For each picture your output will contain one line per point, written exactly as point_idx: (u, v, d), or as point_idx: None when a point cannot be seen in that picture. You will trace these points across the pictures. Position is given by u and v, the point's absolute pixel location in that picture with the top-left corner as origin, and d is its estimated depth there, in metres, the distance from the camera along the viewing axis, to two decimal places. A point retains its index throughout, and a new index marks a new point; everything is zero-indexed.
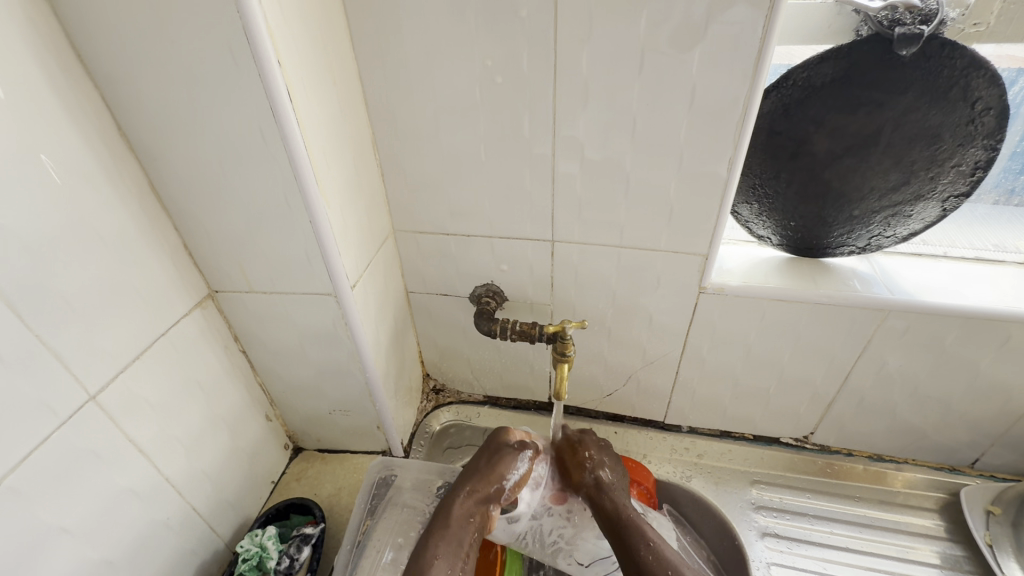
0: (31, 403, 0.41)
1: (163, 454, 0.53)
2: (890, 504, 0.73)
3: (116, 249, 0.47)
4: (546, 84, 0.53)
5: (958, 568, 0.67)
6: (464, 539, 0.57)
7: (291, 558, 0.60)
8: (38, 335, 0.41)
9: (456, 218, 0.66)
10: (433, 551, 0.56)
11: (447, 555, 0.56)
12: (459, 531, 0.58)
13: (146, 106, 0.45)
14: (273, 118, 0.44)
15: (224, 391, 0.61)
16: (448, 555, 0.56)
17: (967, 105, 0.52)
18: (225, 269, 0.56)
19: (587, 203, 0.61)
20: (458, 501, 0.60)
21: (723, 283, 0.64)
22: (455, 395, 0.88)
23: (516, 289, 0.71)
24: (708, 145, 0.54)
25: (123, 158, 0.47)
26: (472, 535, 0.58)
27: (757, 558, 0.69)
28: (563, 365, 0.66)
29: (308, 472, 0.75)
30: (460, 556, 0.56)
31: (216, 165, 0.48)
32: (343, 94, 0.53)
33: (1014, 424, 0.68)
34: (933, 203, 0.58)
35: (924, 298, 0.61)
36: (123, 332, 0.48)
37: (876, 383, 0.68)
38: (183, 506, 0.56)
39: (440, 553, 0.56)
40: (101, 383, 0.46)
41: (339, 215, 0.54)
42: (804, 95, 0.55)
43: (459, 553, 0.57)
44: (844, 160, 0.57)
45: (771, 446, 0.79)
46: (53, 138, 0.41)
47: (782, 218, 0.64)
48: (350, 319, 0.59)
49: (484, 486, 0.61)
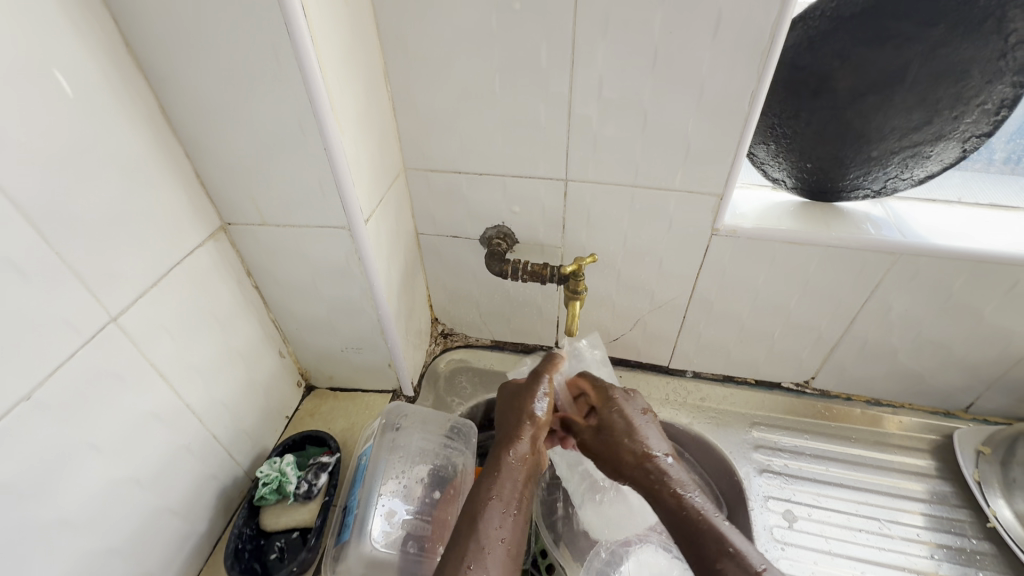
0: (60, 322, 0.41)
1: (182, 381, 0.54)
2: (884, 445, 0.76)
3: (128, 170, 0.46)
4: (566, 11, 0.51)
5: (946, 503, 0.70)
6: (518, 483, 0.53)
7: (309, 484, 0.61)
8: (59, 255, 0.41)
9: (469, 156, 0.65)
10: (486, 496, 0.51)
11: (504, 500, 0.51)
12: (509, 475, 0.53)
13: (154, 20, 0.43)
14: (286, 35, 0.43)
15: (238, 326, 0.62)
16: (502, 499, 0.51)
17: (1000, 38, 0.50)
18: (238, 200, 0.56)
19: (603, 141, 0.60)
20: (505, 449, 0.55)
21: (736, 225, 0.64)
22: (463, 339, 0.90)
23: (527, 230, 0.71)
24: (730, 78, 0.52)
25: (134, 80, 0.46)
26: (523, 477, 0.54)
27: (755, 492, 0.71)
28: (575, 303, 0.68)
29: (321, 408, 0.77)
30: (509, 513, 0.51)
31: (229, 88, 0.47)
32: (354, 14, 0.51)
33: (1011, 367, 0.69)
34: (954, 144, 0.58)
35: (933, 240, 0.61)
36: (139, 257, 0.48)
37: (881, 328, 0.70)
38: (204, 433, 0.58)
39: (495, 497, 0.51)
40: (122, 307, 0.47)
41: (352, 145, 0.53)
42: (832, 26, 0.54)
43: (514, 494, 0.52)
44: (866, 97, 0.56)
45: (773, 390, 0.81)
46: (64, 53, 0.39)
47: (798, 159, 0.63)
48: (362, 253, 0.59)
49: (511, 426, 0.57)
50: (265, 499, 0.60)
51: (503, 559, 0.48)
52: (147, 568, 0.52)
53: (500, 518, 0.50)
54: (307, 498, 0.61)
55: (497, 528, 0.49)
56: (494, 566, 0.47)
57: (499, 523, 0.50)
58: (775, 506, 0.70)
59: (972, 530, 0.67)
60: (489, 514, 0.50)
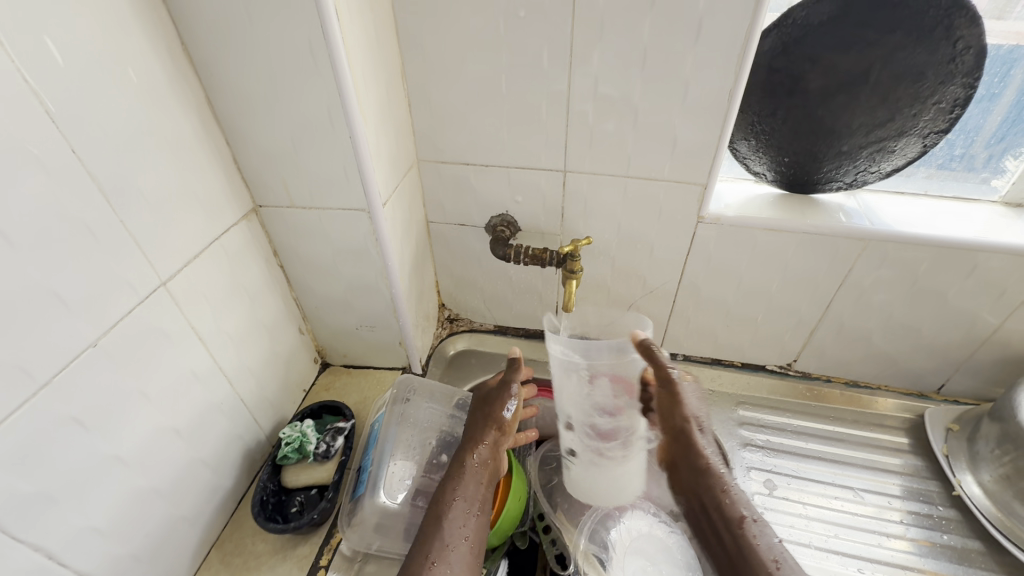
0: (121, 281, 0.47)
1: (217, 345, 0.60)
2: (861, 423, 0.81)
3: (178, 153, 0.52)
4: (565, 17, 0.58)
5: (917, 475, 0.75)
6: (479, 485, 0.60)
7: (328, 445, 0.67)
8: (123, 223, 0.47)
9: (476, 148, 0.71)
10: (450, 498, 0.58)
11: (467, 501, 0.57)
12: (472, 479, 0.60)
13: (207, 21, 0.50)
14: (321, 35, 0.49)
15: (265, 300, 0.68)
16: (466, 500, 0.58)
17: (950, 44, 0.56)
18: (269, 183, 0.62)
19: (598, 134, 0.66)
20: (466, 455, 0.62)
21: (720, 214, 0.70)
22: (468, 324, 0.95)
23: (529, 218, 0.77)
24: (711, 78, 0.59)
25: (185, 73, 0.53)
26: (484, 479, 0.61)
27: (738, 463, 0.77)
28: (572, 282, 0.73)
29: (336, 383, 0.82)
30: (472, 511, 0.57)
31: (268, 82, 0.53)
32: (378, 19, 0.58)
33: (977, 349, 0.75)
34: (915, 140, 0.64)
35: (899, 228, 0.67)
36: (185, 230, 0.54)
37: (855, 311, 0.75)
38: (233, 395, 0.64)
39: (459, 499, 0.58)
40: (170, 273, 0.53)
41: (373, 134, 0.59)
42: (802, 33, 0.60)
43: (475, 495, 0.59)
44: (835, 97, 0.62)
45: (758, 372, 0.87)
46: (133, 49, 0.46)
47: (776, 153, 0.69)
48: (380, 234, 0.65)
49: (474, 433, 0.64)
50: (287, 458, 0.66)
51: (466, 555, 0.54)
52: (182, 512, 0.58)
53: (462, 518, 0.56)
54: (325, 458, 0.66)
55: (460, 528, 0.55)
56: (457, 562, 0.53)
57: (462, 523, 0.56)
58: (757, 476, 0.75)
59: (940, 499, 0.72)
60: (452, 515, 0.56)
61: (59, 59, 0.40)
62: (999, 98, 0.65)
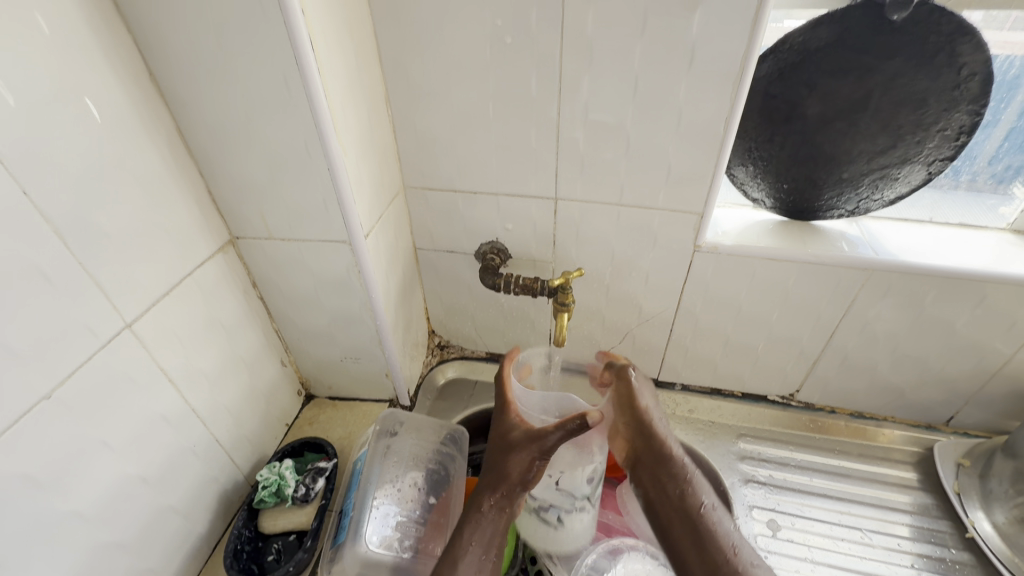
0: (79, 325, 0.44)
1: (189, 386, 0.57)
2: (867, 457, 0.78)
3: (146, 189, 0.50)
4: (554, 44, 0.56)
5: (927, 514, 0.72)
6: (496, 531, 0.55)
7: (307, 487, 0.64)
8: (81, 264, 0.44)
9: (464, 175, 0.69)
10: (465, 543, 0.53)
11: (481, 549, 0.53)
12: (485, 531, 0.54)
13: (177, 52, 0.48)
14: (295, 67, 0.47)
15: (243, 333, 0.65)
16: (480, 545, 0.53)
17: (953, 70, 0.54)
18: (247, 215, 0.60)
19: (591, 161, 0.63)
20: (478, 504, 0.55)
21: (717, 242, 0.67)
22: (459, 351, 0.93)
23: (519, 246, 0.74)
24: (707, 105, 0.56)
25: (155, 105, 0.50)
26: (501, 526, 0.55)
27: (740, 501, 0.73)
28: (563, 314, 0.71)
29: (320, 417, 0.79)
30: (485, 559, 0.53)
31: (241, 112, 0.51)
32: (359, 48, 0.56)
33: (988, 381, 0.72)
34: (920, 167, 0.61)
35: (904, 258, 0.64)
36: (153, 267, 0.51)
37: (860, 342, 0.72)
38: (207, 437, 0.60)
39: (473, 543, 0.53)
40: (135, 314, 0.50)
41: (354, 166, 0.57)
42: (800, 58, 0.58)
43: (492, 540, 0.54)
44: (835, 124, 0.60)
45: (758, 403, 0.83)
46: (93, 83, 0.43)
47: (774, 180, 0.67)
48: (363, 266, 0.62)
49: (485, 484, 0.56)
50: (264, 502, 0.63)
51: None
52: (148, 565, 0.54)
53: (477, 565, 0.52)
54: (304, 501, 0.63)
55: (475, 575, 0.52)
56: None
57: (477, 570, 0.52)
58: (760, 515, 0.72)
59: (952, 540, 0.69)
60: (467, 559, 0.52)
61: (9, 97, 0.37)
62: (1001, 121, 0.62)
